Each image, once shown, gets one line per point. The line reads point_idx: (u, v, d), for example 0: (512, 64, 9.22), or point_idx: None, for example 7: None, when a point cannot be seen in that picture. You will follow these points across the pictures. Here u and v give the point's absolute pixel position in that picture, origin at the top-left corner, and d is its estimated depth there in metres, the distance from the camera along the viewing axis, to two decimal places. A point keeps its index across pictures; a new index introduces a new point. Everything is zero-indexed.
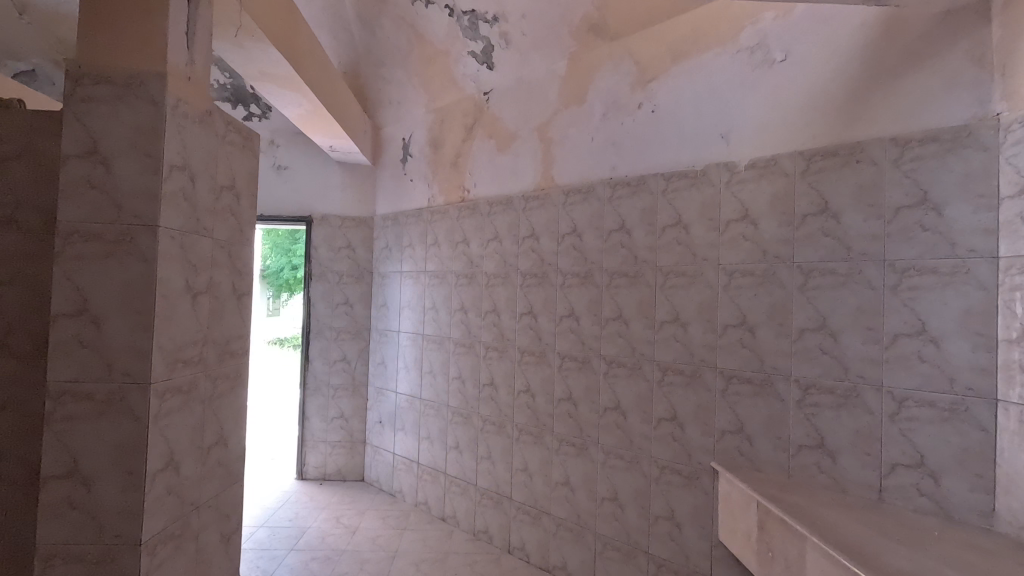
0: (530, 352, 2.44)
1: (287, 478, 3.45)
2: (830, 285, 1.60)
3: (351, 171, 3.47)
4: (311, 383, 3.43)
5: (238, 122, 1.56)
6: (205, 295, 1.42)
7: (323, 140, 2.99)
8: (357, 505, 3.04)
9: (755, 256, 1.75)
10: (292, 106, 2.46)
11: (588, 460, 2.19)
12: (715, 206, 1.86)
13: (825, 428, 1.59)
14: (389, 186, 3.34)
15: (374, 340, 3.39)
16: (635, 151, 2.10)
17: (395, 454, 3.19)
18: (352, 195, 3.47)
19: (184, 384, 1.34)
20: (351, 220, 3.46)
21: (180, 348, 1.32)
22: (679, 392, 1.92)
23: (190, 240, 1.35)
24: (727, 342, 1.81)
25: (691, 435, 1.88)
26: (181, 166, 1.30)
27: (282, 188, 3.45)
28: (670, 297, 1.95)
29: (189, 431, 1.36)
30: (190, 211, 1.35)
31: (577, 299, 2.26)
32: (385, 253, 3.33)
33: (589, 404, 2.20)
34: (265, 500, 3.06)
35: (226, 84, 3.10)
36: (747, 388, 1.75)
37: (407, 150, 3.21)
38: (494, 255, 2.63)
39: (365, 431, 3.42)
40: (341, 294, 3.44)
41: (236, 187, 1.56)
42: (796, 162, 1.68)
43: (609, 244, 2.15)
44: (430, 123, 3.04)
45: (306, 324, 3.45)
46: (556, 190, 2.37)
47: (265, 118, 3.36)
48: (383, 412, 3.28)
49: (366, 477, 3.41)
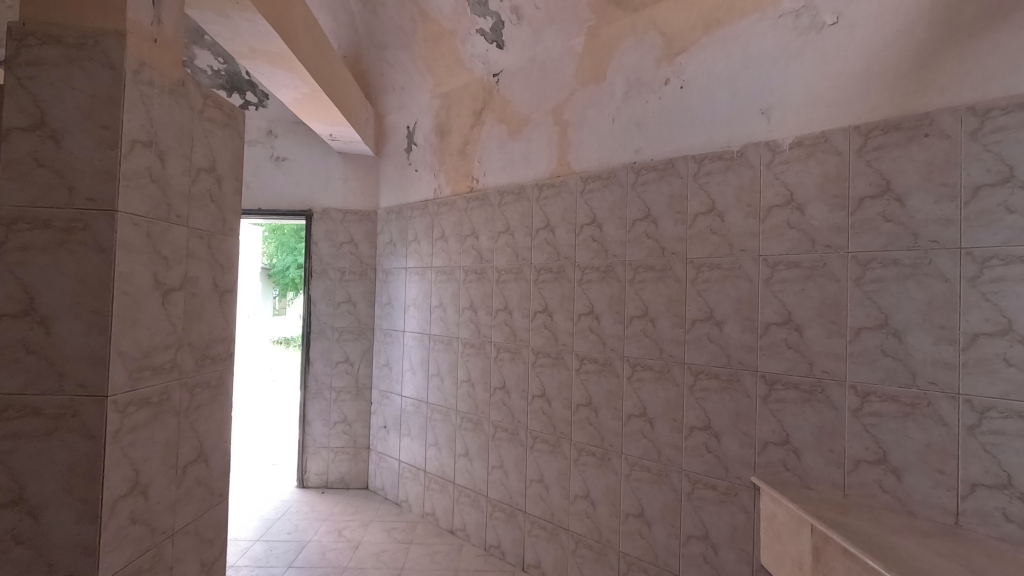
0: (546, 353, 2.25)
1: (287, 486, 3.28)
2: (893, 277, 1.40)
3: (353, 162, 3.29)
4: (312, 385, 3.26)
5: (220, 96, 1.39)
6: (179, 292, 1.24)
7: (323, 128, 2.81)
8: (360, 516, 2.86)
9: (803, 246, 1.55)
10: (287, 89, 2.29)
11: (610, 473, 2.00)
12: (755, 190, 1.66)
13: (888, 440, 1.39)
14: (393, 177, 3.16)
15: (378, 341, 3.21)
16: (661, 133, 1.91)
17: (401, 461, 3.01)
18: (355, 187, 3.29)
19: (154, 395, 1.17)
20: (353, 214, 3.28)
21: (148, 354, 1.15)
22: (714, 399, 1.72)
23: (160, 230, 1.17)
24: (770, 343, 1.61)
25: (727, 447, 1.69)
26: (146, 142, 1.12)
27: (281, 181, 3.27)
28: (703, 293, 1.76)
29: (160, 448, 1.18)
30: (160, 196, 1.17)
31: (597, 295, 2.07)
32: (389, 249, 3.15)
33: (611, 411, 2.00)
34: (264, 510, 2.89)
35: (220, 70, 2.93)
36: (794, 394, 1.56)
37: (411, 138, 3.03)
38: (505, 249, 2.44)
39: (369, 436, 3.24)
40: (343, 292, 3.26)
41: (217, 170, 1.38)
42: (851, 138, 1.48)
43: (634, 235, 1.95)
44: (436, 110, 2.85)
45: (306, 323, 3.27)
46: (573, 177, 2.18)
47: (262, 106, 3.21)
48: (388, 417, 3.10)
49: (370, 485, 3.23)
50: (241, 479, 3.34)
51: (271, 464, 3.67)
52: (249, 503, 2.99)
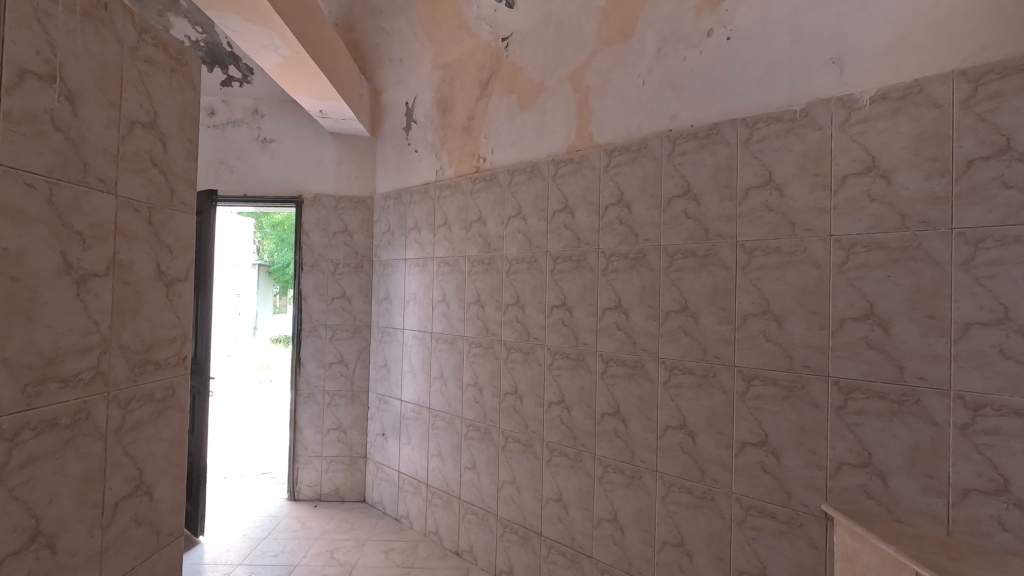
0: (565, 354, 1.96)
1: (275, 499, 3.00)
2: (1013, 260, 1.11)
3: (347, 145, 3.01)
4: (302, 388, 2.98)
5: (162, 33, 1.10)
6: (103, 280, 0.96)
7: (312, 104, 2.52)
8: (356, 534, 2.58)
9: (890, 222, 1.26)
10: (268, 54, 2.02)
11: (642, 493, 1.71)
12: (824, 156, 1.36)
13: (1010, 467, 1.10)
14: (392, 159, 2.87)
15: (376, 340, 2.92)
16: (703, 94, 1.61)
17: (400, 472, 2.73)
18: (348, 171, 3.00)
19: (62, 414, 0.88)
20: (347, 201, 2.99)
21: (53, 362, 0.86)
22: (772, 410, 1.43)
23: (69, 197, 0.89)
24: (846, 343, 1.32)
25: (790, 468, 1.40)
26: (44, 76, 0.83)
27: (268, 165, 2.99)
28: (757, 283, 1.47)
29: (71, 483, 0.90)
30: (69, 151, 0.88)
31: (625, 287, 1.77)
32: (387, 240, 2.86)
33: (642, 422, 1.72)
34: (249, 528, 2.62)
35: (198, 40, 2.65)
36: (878, 406, 1.26)
37: (411, 116, 2.75)
38: (517, 236, 2.15)
39: (367, 443, 2.96)
40: (336, 287, 2.98)
41: (158, 127, 1.10)
42: (955, 87, 1.18)
43: (669, 215, 1.66)
44: (438, 83, 2.57)
45: (296, 321, 2.99)
46: (596, 150, 1.88)
47: (246, 82, 2.89)
48: (387, 423, 2.82)
49: (367, 498, 2.95)
50: (227, 491, 3.08)
51: (262, 472, 3.41)
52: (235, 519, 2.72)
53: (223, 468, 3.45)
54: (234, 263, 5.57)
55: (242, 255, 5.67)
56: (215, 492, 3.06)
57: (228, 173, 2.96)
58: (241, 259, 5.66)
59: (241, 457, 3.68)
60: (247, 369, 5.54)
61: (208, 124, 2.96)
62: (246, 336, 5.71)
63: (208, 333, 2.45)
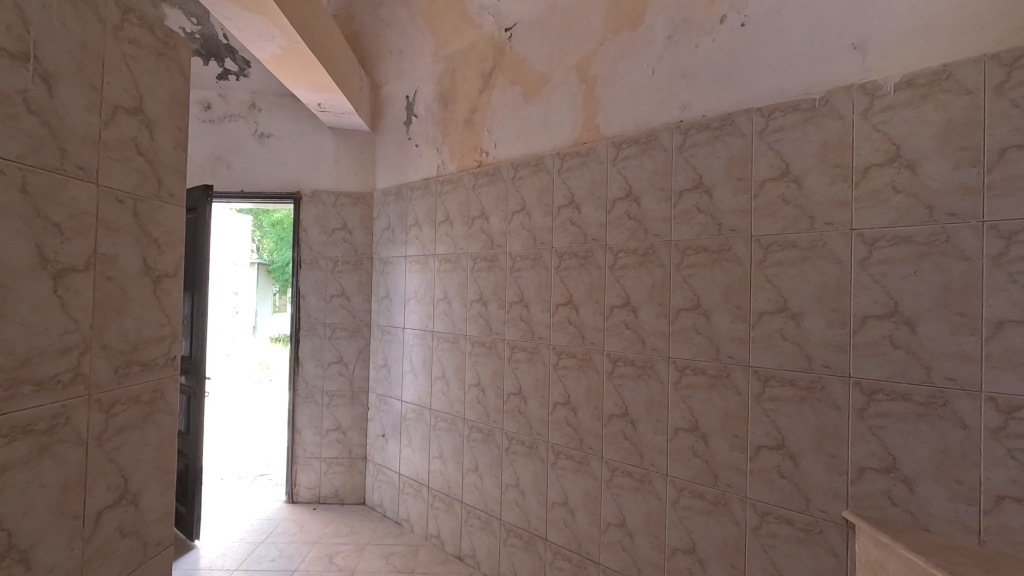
0: (522, 348, 2.08)
1: (273, 502, 2.92)
2: (901, 258, 1.22)
3: (346, 139, 2.90)
4: (301, 389, 2.90)
5: (148, 13, 1.02)
6: (83, 275, 0.88)
7: (309, 96, 2.47)
8: (356, 538, 2.51)
9: (800, 223, 1.37)
10: (263, 43, 1.98)
11: (590, 478, 1.83)
12: (746, 162, 1.47)
13: (897, 446, 1.21)
14: (391, 154, 2.79)
15: (376, 339, 2.84)
16: (642, 104, 1.73)
17: (401, 475, 2.66)
18: (348, 166, 2.90)
19: (40, 420, 0.81)
20: (346, 196, 2.89)
21: (136, 348, 1.01)
22: (701, 397, 1.55)
23: (44, 184, 0.81)
24: (763, 334, 1.43)
25: (716, 451, 1.51)
26: (25, 56, 0.77)
27: (265, 160, 2.89)
28: (689, 280, 1.59)
29: (54, 492, 0.84)
30: (145, 168, 1.03)
31: (576, 284, 1.90)
32: (387, 236, 2.78)
33: (590, 410, 1.83)
34: (244, 532, 2.53)
35: (194, 32, 2.57)
36: (791, 392, 1.38)
37: (411, 110, 2.67)
38: (480, 236, 2.28)
39: (366, 445, 2.88)
40: (335, 285, 2.90)
41: (146, 114, 1.02)
42: (855, 99, 1.29)
43: (614, 216, 1.78)
44: (438, 76, 2.51)
45: (294, 319, 2.91)
46: (551, 154, 2.00)
47: (243, 76, 2.78)
48: (387, 424, 2.75)
49: (367, 501, 2.86)
50: (222, 493, 2.99)
51: (260, 474, 3.34)
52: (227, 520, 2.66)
53: (220, 470, 3.38)
54: (232, 261, 5.66)
55: (239, 253, 5.77)
56: (209, 495, 2.97)
57: (225, 168, 2.87)
58: (239, 257, 5.76)
59: (237, 458, 3.62)
60: (247, 368, 5.62)
61: (204, 118, 2.87)
62: (246, 335, 5.81)
63: (204, 331, 2.43)
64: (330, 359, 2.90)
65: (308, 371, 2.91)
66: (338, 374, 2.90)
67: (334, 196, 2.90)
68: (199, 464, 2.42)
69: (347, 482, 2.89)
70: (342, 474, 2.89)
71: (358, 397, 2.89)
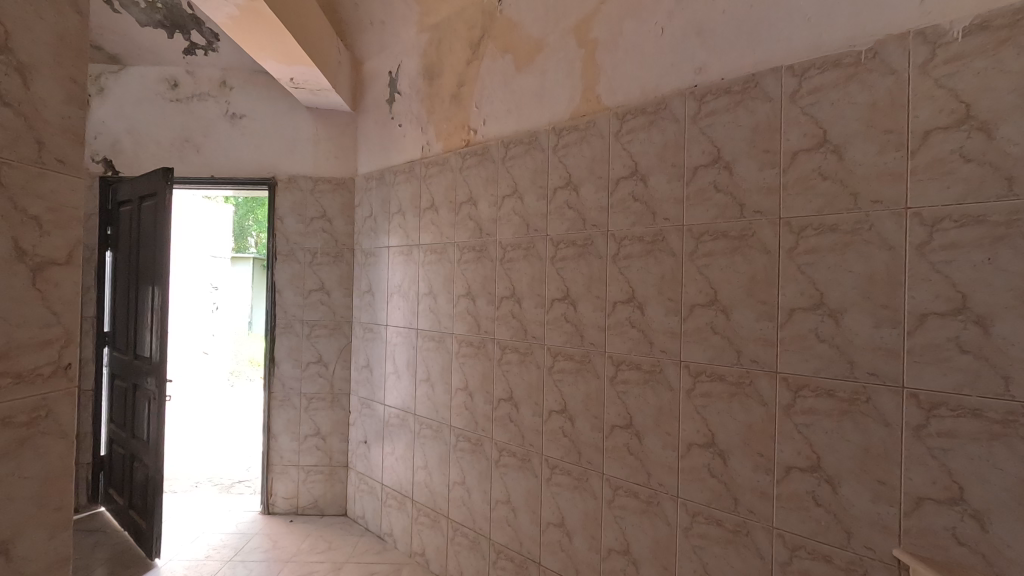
0: (513, 348, 1.86)
1: (248, 512, 2.70)
2: (972, 242, 0.99)
3: (325, 119, 2.67)
4: (277, 391, 2.69)
5: None
6: None
7: (280, 70, 2.23)
8: (334, 555, 2.29)
9: (841, 202, 1.14)
10: (217, 3, 1.74)
11: (588, 496, 1.61)
12: (774, 130, 1.24)
13: (965, 473, 0.99)
14: (373, 136, 2.56)
15: (357, 337, 2.62)
16: (648, 69, 1.50)
17: (383, 485, 2.44)
18: (327, 149, 2.67)
19: None
20: (325, 182, 2.67)
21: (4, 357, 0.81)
22: (719, 408, 1.32)
23: None
24: (794, 335, 1.21)
25: (736, 471, 1.29)
26: None
27: (236, 142, 2.66)
28: (706, 271, 1.36)
29: None
30: (19, 126, 0.81)
31: (573, 276, 1.67)
32: (369, 225, 2.56)
33: (589, 420, 1.61)
34: (210, 549, 2.31)
35: (155, 2, 2.36)
36: (828, 404, 1.15)
37: (394, 86, 2.44)
38: (467, 223, 2.05)
39: (348, 452, 2.66)
40: (314, 278, 2.68)
41: (14, 54, 0.80)
42: (912, 50, 1.06)
43: (617, 198, 1.56)
44: (424, 47, 2.27)
45: (269, 316, 2.69)
46: (545, 130, 1.77)
47: (212, 50, 2.55)
48: (369, 430, 2.53)
49: (349, 512, 2.64)
50: (190, 505, 2.76)
51: (237, 482, 3.12)
52: (193, 536, 2.42)
53: (194, 478, 3.16)
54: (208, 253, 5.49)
55: (218, 245, 5.62)
56: (176, 506, 2.74)
57: (193, 152, 2.64)
58: (218, 249, 5.59)
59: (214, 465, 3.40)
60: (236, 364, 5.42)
61: (171, 97, 2.64)
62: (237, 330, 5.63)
63: (163, 329, 2.19)
64: (308, 358, 2.68)
65: (285, 371, 2.69)
66: (317, 375, 2.68)
67: (313, 182, 2.67)
68: (159, 475, 2.20)
69: (327, 492, 2.67)
70: (322, 483, 2.68)
71: (339, 400, 2.68)
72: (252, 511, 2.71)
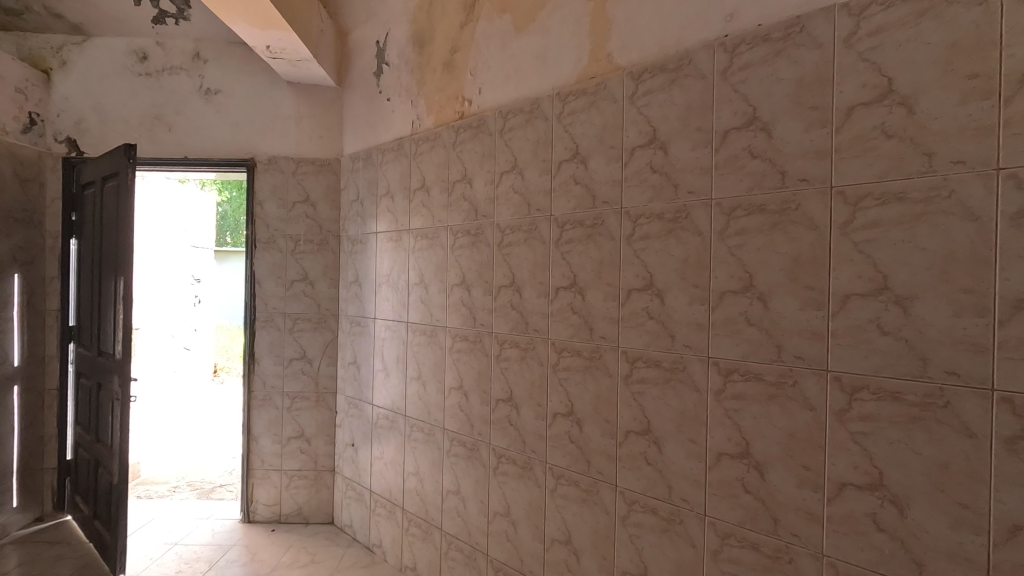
0: (513, 343, 1.66)
1: (228, 521, 2.51)
2: None
3: (308, 95, 2.46)
4: (258, 390, 2.49)
5: None
6: None
7: (255, 37, 2.02)
8: (318, 569, 2.10)
9: (911, 165, 0.94)
10: None
11: (598, 511, 1.41)
12: (824, 82, 1.04)
13: None
14: (359, 113, 2.35)
15: (344, 332, 2.42)
16: (669, 19, 1.29)
17: (372, 492, 2.25)
18: (311, 128, 2.46)
19: None
20: (308, 163, 2.46)
21: None
22: (756, 412, 1.13)
23: None
24: (849, 327, 1.01)
25: (776, 487, 1.10)
26: None
27: (211, 120, 2.44)
28: (739, 253, 1.16)
29: None
30: None
31: (581, 261, 1.47)
32: (356, 210, 2.35)
33: (599, 424, 1.42)
34: (182, 563, 2.11)
35: None
36: (893, 409, 0.96)
37: (381, 57, 2.23)
38: (462, 204, 1.85)
39: (334, 455, 2.47)
40: (297, 268, 2.47)
41: None
42: None
43: (631, 171, 1.36)
44: (414, 12, 2.06)
45: (248, 309, 2.49)
46: (548, 96, 1.57)
47: (183, 19, 2.36)
48: (357, 432, 2.34)
49: (336, 520, 2.45)
50: (165, 512, 2.56)
51: (218, 489, 2.92)
52: (164, 548, 2.22)
53: (172, 484, 2.96)
54: (191, 244, 5.16)
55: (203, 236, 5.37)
56: (150, 513, 2.55)
57: (165, 131, 2.43)
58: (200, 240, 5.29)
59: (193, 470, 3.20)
60: None
61: (140, 71, 2.43)
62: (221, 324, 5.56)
63: (124, 323, 1.99)
64: (291, 355, 2.48)
65: (266, 369, 2.49)
66: (300, 373, 2.48)
67: (295, 163, 2.46)
68: (124, 483, 2.01)
69: (312, 499, 2.48)
70: (306, 489, 2.48)
71: (325, 400, 2.48)
72: (231, 519, 2.51)
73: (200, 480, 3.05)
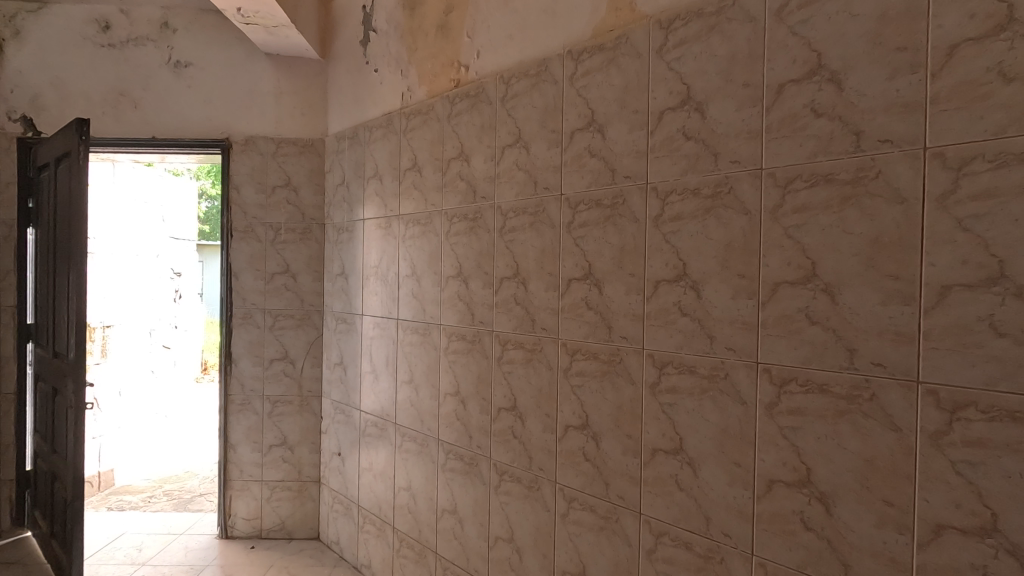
0: (517, 344, 1.44)
1: (204, 536, 2.29)
2: None
3: (289, 68, 2.23)
4: (235, 393, 2.27)
5: None
6: None
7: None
8: None
9: None
10: None
11: (618, 542, 1.20)
12: (917, 15, 0.81)
13: None
14: (345, 87, 2.13)
15: (329, 329, 2.20)
16: None
17: (360, 507, 2.03)
18: (292, 105, 2.24)
19: None
20: (289, 144, 2.23)
21: None
22: (820, 431, 0.91)
23: None
24: (950, 329, 0.79)
25: (848, 525, 0.88)
26: None
27: (182, 97, 2.22)
28: (799, 235, 0.94)
29: None
30: None
31: (597, 248, 1.25)
32: (342, 196, 2.13)
33: (619, 440, 1.20)
34: None
35: None
36: (1014, 435, 0.74)
37: (368, 24, 2.00)
38: (458, 185, 1.63)
39: (320, 465, 2.26)
40: (277, 259, 2.25)
41: None
42: None
43: (659, 140, 1.13)
44: None
45: (225, 304, 2.26)
46: (558, 56, 1.35)
47: None
48: (344, 440, 2.12)
49: (322, 536, 2.24)
50: (136, 526, 2.35)
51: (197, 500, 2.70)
52: (130, 569, 2.00)
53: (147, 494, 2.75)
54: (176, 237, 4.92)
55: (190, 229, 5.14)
56: (119, 528, 2.33)
57: (130, 108, 2.21)
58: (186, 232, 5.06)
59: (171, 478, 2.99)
60: None
61: (103, 42, 2.20)
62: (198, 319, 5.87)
63: (77, 322, 1.77)
64: (272, 355, 2.27)
65: (244, 371, 2.27)
66: (282, 375, 2.27)
67: (274, 144, 2.23)
68: (79, 500, 1.79)
69: (296, 512, 2.27)
70: (289, 501, 2.27)
71: (310, 404, 2.26)
72: (207, 535, 2.30)
73: (179, 489, 2.85)
